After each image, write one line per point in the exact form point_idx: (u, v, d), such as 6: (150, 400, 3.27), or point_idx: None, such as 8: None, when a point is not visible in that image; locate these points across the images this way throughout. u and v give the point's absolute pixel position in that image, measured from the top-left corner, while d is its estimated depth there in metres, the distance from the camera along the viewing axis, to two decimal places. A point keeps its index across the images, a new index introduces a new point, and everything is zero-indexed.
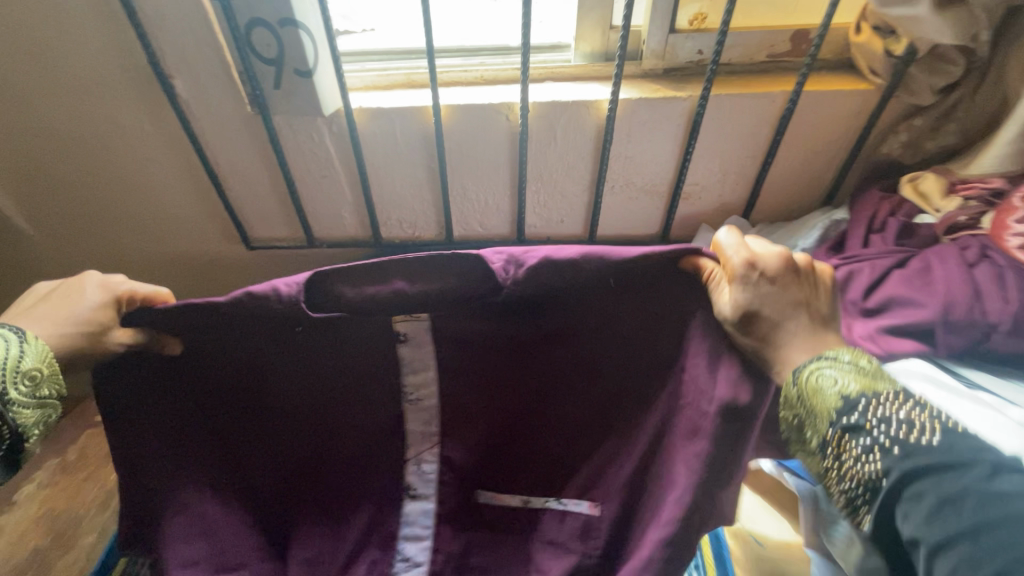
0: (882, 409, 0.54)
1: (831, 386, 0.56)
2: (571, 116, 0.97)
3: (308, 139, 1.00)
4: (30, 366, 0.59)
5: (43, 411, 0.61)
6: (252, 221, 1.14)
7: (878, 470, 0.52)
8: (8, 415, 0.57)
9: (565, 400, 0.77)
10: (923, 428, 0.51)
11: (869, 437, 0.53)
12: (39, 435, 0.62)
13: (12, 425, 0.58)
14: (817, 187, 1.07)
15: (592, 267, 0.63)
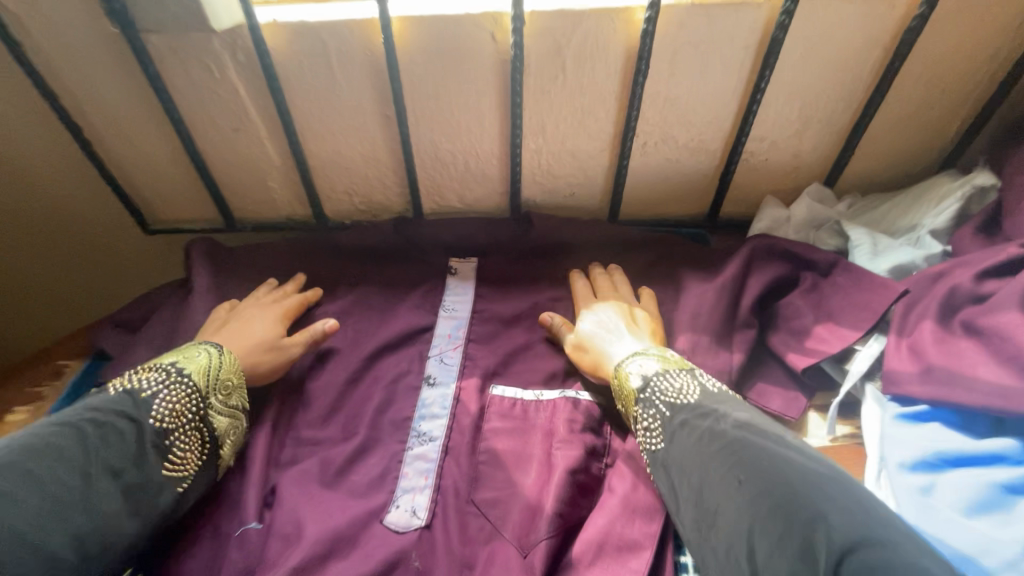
0: (659, 394, 0.55)
1: (632, 374, 0.58)
2: (589, 36, 0.66)
3: (205, 71, 0.69)
4: (227, 374, 0.59)
5: (232, 421, 0.58)
6: (146, 194, 0.83)
7: (654, 449, 0.54)
8: (209, 421, 0.56)
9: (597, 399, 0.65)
10: (682, 392, 0.55)
11: (652, 412, 0.55)
12: (229, 452, 0.58)
13: (207, 430, 0.56)
14: (935, 141, 0.75)
15: (589, 230, 0.80)
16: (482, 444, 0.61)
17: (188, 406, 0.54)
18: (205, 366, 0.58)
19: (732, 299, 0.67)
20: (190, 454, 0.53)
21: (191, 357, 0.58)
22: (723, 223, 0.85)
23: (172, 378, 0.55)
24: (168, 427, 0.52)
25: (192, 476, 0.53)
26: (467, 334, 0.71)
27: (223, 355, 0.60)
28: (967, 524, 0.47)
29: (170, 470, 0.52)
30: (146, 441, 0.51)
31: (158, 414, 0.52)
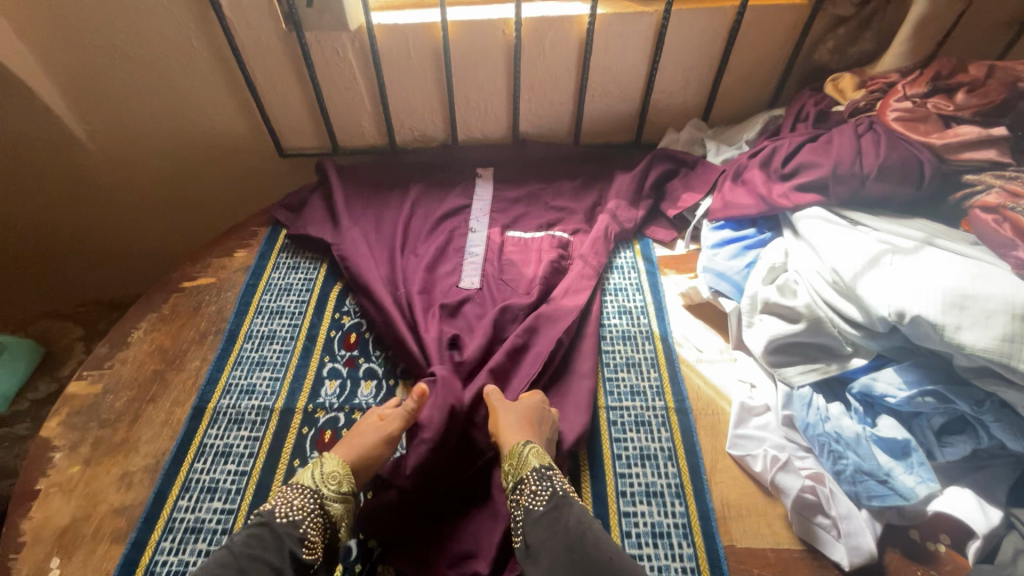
0: (535, 487, 0.76)
1: (533, 460, 0.78)
2: (558, 31, 1.16)
3: (334, 53, 1.18)
4: (333, 470, 0.80)
5: (345, 504, 0.79)
6: (284, 131, 1.32)
7: (656, 418, 0.90)
8: (329, 507, 0.77)
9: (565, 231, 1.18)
10: (656, 422, 0.89)
11: (541, 486, 0.76)
12: (344, 529, 0.78)
13: (327, 516, 0.77)
14: (763, 92, 1.27)
15: (560, 149, 1.33)
16: (504, 256, 1.14)
17: (310, 506, 0.76)
18: (320, 477, 0.79)
19: (639, 181, 1.20)
20: (318, 535, 0.74)
21: (319, 478, 0.79)
22: (644, 145, 1.37)
23: (316, 495, 0.77)
24: (300, 527, 0.73)
25: (320, 557, 0.74)
26: (491, 206, 1.23)
27: (342, 463, 0.81)
28: (730, 263, 0.99)
29: (311, 552, 0.72)
30: (286, 532, 0.72)
31: (326, 494, 0.77)
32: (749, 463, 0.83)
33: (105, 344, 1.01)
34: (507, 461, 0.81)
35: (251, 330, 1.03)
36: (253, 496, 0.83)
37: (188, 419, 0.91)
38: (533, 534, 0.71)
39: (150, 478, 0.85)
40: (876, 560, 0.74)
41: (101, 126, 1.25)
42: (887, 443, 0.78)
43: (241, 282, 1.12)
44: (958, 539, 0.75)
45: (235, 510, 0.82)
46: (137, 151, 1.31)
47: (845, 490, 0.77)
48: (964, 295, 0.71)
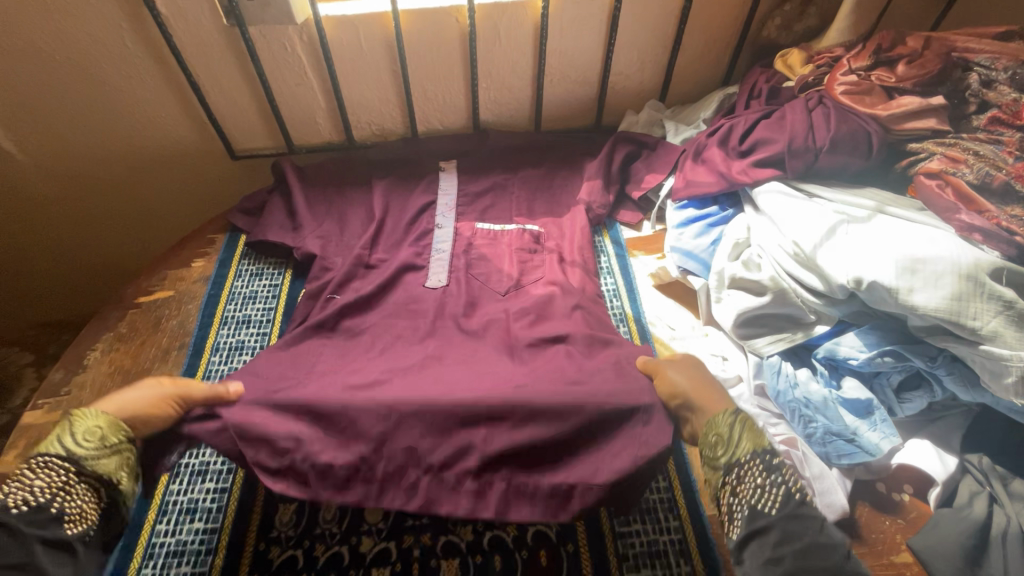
0: (762, 481, 0.70)
1: (732, 432, 0.73)
2: (512, 17, 1.15)
3: (281, 48, 1.13)
4: (85, 430, 0.68)
5: (119, 454, 0.69)
6: (234, 131, 1.26)
7: None
8: (90, 469, 0.66)
9: (533, 221, 1.18)
10: None
11: (772, 481, 0.69)
12: (126, 477, 0.69)
13: (92, 476, 0.66)
14: (717, 70, 1.30)
15: (522, 137, 1.32)
16: (474, 249, 1.14)
17: (59, 480, 0.64)
18: (67, 439, 0.67)
19: (602, 166, 1.20)
20: (84, 505, 0.65)
21: (72, 440, 0.67)
22: (604, 128, 1.38)
23: (68, 462, 0.65)
24: (52, 507, 0.62)
25: (94, 526, 0.65)
26: (456, 200, 1.22)
27: (104, 420, 0.69)
28: (697, 241, 1.01)
29: (75, 526, 0.63)
30: (42, 521, 0.61)
31: (83, 455, 0.66)
32: None
33: (59, 369, 0.96)
34: (711, 432, 0.75)
35: (218, 342, 1.00)
36: (236, 512, 0.82)
37: None
38: (755, 529, 0.67)
39: None
40: (848, 514, 0.79)
41: (26, 135, 1.16)
42: (852, 404, 0.83)
43: (202, 293, 1.07)
44: (920, 488, 0.81)
45: (218, 530, 0.80)
46: (72, 160, 1.22)
47: (816, 452, 0.82)
48: (914, 259, 0.75)
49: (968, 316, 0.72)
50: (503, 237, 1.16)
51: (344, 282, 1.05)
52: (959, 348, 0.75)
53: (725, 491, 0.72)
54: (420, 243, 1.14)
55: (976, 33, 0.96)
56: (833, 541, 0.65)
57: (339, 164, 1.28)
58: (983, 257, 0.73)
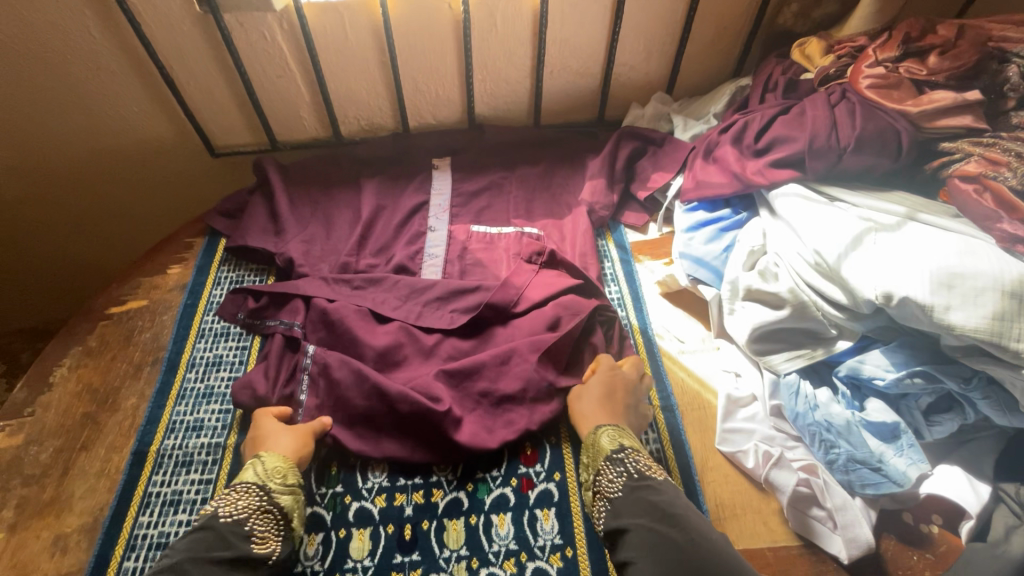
0: (611, 475, 0.75)
1: (605, 443, 0.77)
2: (509, 4, 1.07)
3: (260, 38, 1.05)
4: (272, 465, 0.74)
5: (294, 495, 0.74)
6: (213, 127, 1.18)
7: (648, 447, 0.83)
8: (277, 501, 0.72)
9: (531, 224, 1.11)
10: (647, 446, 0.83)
11: (618, 472, 0.74)
12: (298, 517, 0.74)
13: (278, 508, 0.72)
14: (728, 60, 1.22)
15: (520, 133, 1.24)
16: (469, 255, 1.07)
17: (256, 503, 0.71)
18: (259, 472, 0.74)
19: (605, 164, 1.13)
20: (267, 530, 0.70)
21: (261, 472, 0.74)
22: (608, 122, 1.30)
23: (262, 490, 0.72)
24: (246, 524, 0.69)
25: (276, 549, 0.70)
26: (451, 201, 1.14)
27: (268, 459, 0.75)
28: (708, 247, 0.94)
29: (261, 545, 0.69)
30: (221, 534, 0.68)
31: (272, 487, 0.73)
32: (740, 459, 0.80)
33: (23, 388, 0.89)
34: (598, 437, 0.78)
35: (193, 357, 0.93)
36: None
37: (128, 465, 0.81)
38: (627, 519, 0.69)
39: (88, 539, 0.75)
40: (873, 549, 0.72)
41: None
42: (876, 427, 0.77)
43: (179, 302, 1.00)
44: (951, 519, 0.75)
45: None
46: (45, 161, 1.15)
47: (839, 480, 0.76)
48: (951, 273, 0.69)
49: (1011, 338, 0.65)
50: (500, 242, 1.08)
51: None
52: (1000, 372, 0.68)
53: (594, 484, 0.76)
54: (412, 248, 1.07)
55: (1014, 20, 0.88)
56: (682, 513, 0.68)
57: (326, 162, 1.20)
58: None
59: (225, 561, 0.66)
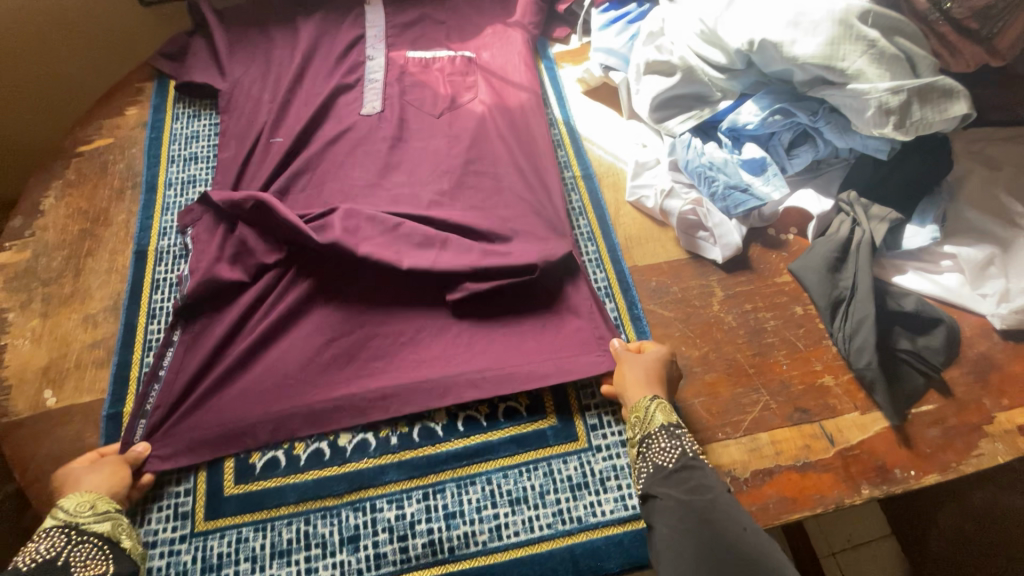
0: (663, 445, 0.72)
1: (658, 415, 0.74)
2: None
3: None
4: (72, 503, 0.68)
5: (113, 521, 0.69)
6: None
7: (574, 199, 1.01)
8: (87, 535, 0.67)
9: (464, 45, 1.20)
10: (573, 202, 1.01)
11: (671, 445, 0.72)
12: (129, 538, 0.70)
13: (92, 540, 0.67)
14: None
15: None
16: (408, 75, 1.15)
17: (62, 540, 0.65)
18: (59, 514, 0.67)
19: None
20: (89, 559, 0.65)
21: (64, 511, 0.67)
22: None
23: (68, 528, 0.66)
24: (60, 560, 0.64)
25: (105, 570, 0.65)
26: (385, 30, 1.21)
27: (66, 500, 0.68)
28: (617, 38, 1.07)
29: (85, 572, 0.64)
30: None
31: (80, 522, 0.67)
32: (644, 204, 0.99)
33: (17, 217, 0.99)
34: (641, 412, 0.75)
35: (169, 178, 1.04)
36: None
37: (133, 261, 0.95)
38: (659, 488, 0.69)
39: (114, 315, 0.90)
40: (742, 251, 0.94)
41: None
42: (749, 164, 0.95)
43: (143, 137, 1.09)
44: (803, 228, 0.97)
45: None
46: None
47: (718, 207, 0.95)
48: (798, 14, 0.84)
49: (838, 58, 0.82)
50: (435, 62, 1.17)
51: (276, 123, 1.07)
52: (835, 94, 0.85)
53: (640, 461, 0.74)
54: (354, 74, 1.15)
55: None
56: (722, 504, 0.65)
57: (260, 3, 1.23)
58: (855, 3, 0.82)
59: None
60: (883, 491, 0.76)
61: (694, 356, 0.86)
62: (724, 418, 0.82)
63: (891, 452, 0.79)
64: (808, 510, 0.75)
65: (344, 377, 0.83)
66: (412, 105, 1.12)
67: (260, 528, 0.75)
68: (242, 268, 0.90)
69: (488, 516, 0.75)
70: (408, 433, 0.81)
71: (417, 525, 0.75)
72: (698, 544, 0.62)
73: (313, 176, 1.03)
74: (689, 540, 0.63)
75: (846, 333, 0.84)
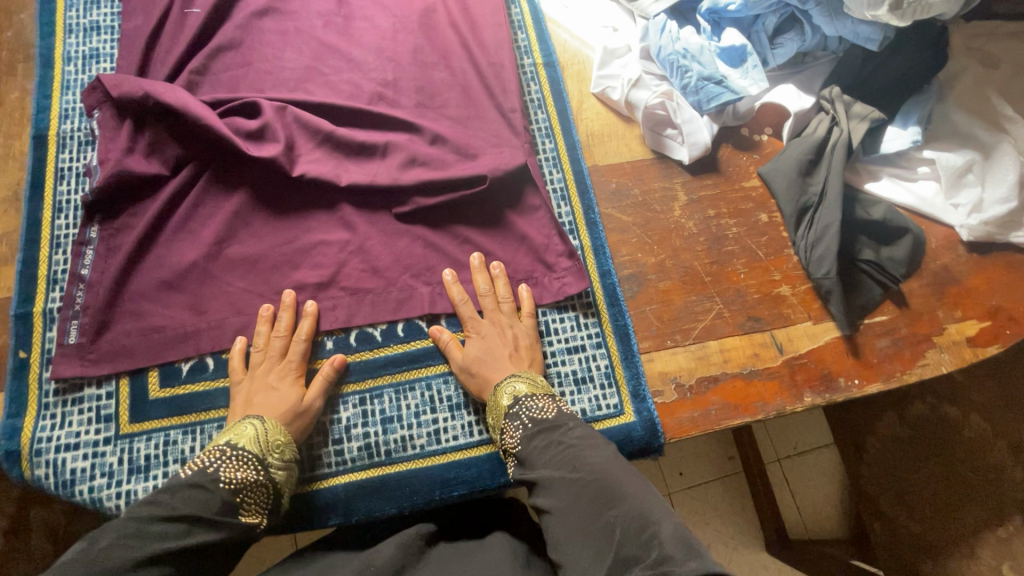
0: (511, 430, 0.67)
1: (504, 399, 0.69)
2: None
3: None
4: (273, 433, 0.66)
5: (287, 471, 0.66)
6: None
7: (532, 91, 0.91)
8: (270, 476, 0.64)
9: None
10: (531, 95, 0.90)
11: (519, 426, 0.67)
12: (287, 497, 0.66)
13: (269, 482, 0.64)
14: None
15: None
16: None
17: (246, 469, 0.62)
18: (259, 437, 0.65)
19: None
20: (254, 503, 0.62)
21: (252, 437, 0.65)
22: None
23: (259, 462, 0.63)
24: (237, 495, 0.60)
25: (261, 519, 0.62)
26: None
27: (268, 422, 0.67)
28: None
29: (249, 515, 0.61)
30: (222, 504, 0.59)
31: (270, 462, 0.64)
32: (609, 96, 0.90)
33: None
34: (501, 394, 0.70)
35: (68, 52, 0.89)
36: None
37: (32, 147, 0.83)
38: (534, 469, 0.63)
39: (15, 208, 0.81)
40: (711, 153, 0.87)
41: None
42: (727, 53, 0.85)
43: (33, 0, 0.92)
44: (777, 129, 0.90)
45: None
46: None
47: (689, 102, 0.85)
48: None
49: None
50: None
51: None
52: None
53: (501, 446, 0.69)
54: None
55: None
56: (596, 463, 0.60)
57: None
58: None
59: (202, 532, 0.57)
60: (825, 398, 0.76)
61: (650, 263, 0.82)
62: (675, 325, 0.79)
63: (838, 360, 0.78)
64: (750, 415, 0.75)
65: (280, 279, 0.78)
66: None
67: (190, 431, 0.72)
68: (161, 160, 0.80)
69: (427, 421, 0.74)
70: (345, 338, 0.77)
71: (353, 429, 0.73)
72: (581, 512, 0.57)
73: (236, 55, 0.89)
74: (577, 522, 0.56)
75: (809, 241, 0.79)
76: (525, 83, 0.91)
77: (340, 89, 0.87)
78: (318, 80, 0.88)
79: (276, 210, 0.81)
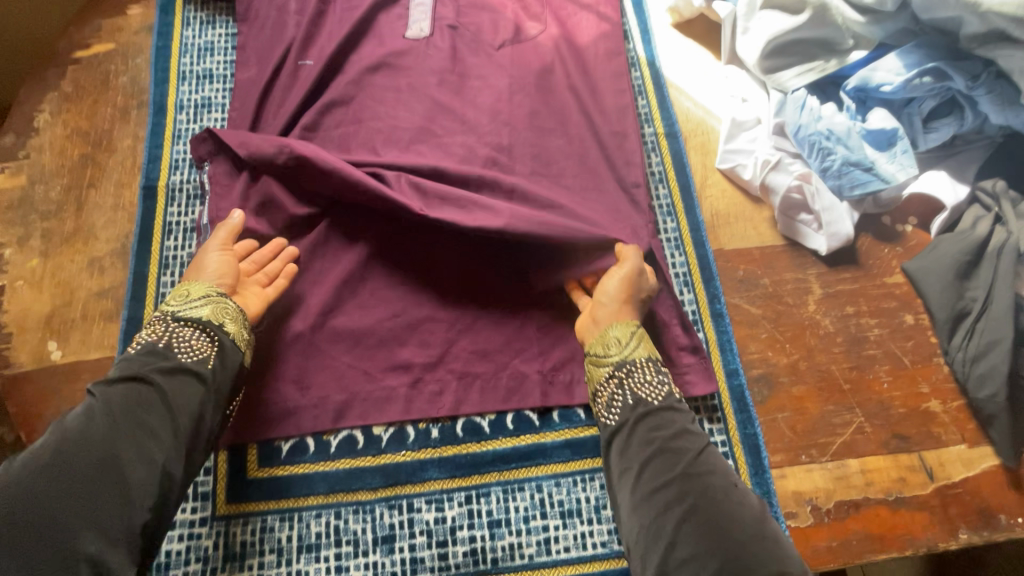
0: (646, 377, 0.66)
1: (641, 348, 0.68)
2: None
3: None
4: (177, 293, 0.68)
5: (214, 304, 0.67)
6: None
7: (653, 162, 0.86)
8: (193, 318, 0.65)
9: None
10: (652, 167, 0.85)
11: (654, 381, 0.66)
12: (231, 322, 0.67)
13: (194, 321, 0.65)
14: None
15: None
16: None
17: (167, 326, 0.65)
18: (172, 303, 0.67)
19: None
20: (194, 342, 0.64)
21: (177, 297, 0.67)
22: None
23: (170, 315, 0.66)
24: (165, 345, 0.63)
25: (208, 355, 0.64)
26: None
27: (189, 284, 0.68)
28: None
29: (189, 355, 0.63)
30: (154, 365, 0.61)
31: (179, 310, 0.66)
32: (739, 174, 0.83)
33: (9, 134, 0.85)
34: (611, 332, 0.69)
35: (180, 100, 0.88)
36: None
37: (141, 199, 0.82)
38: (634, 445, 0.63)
39: (122, 261, 0.80)
40: (850, 244, 0.80)
41: None
42: (874, 136, 0.77)
43: (149, 46, 0.92)
44: (924, 219, 0.82)
45: None
46: None
47: (829, 186, 0.78)
48: None
49: None
50: None
51: (306, 41, 0.89)
52: (1013, 59, 0.69)
53: (609, 382, 0.67)
54: None
55: None
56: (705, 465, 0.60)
57: None
58: None
59: (145, 379, 0.60)
60: (983, 537, 0.67)
61: (782, 363, 0.75)
62: (811, 438, 0.71)
63: (997, 493, 0.69)
64: (896, 551, 0.67)
65: (384, 357, 0.74)
66: (467, 29, 0.91)
67: (287, 518, 0.68)
68: (269, 221, 0.77)
69: (536, 528, 0.68)
70: (451, 427, 0.72)
71: (459, 531, 0.68)
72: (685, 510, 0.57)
73: (348, 111, 0.86)
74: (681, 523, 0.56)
75: (967, 355, 0.71)
76: (647, 152, 0.86)
77: (452, 152, 0.83)
78: (430, 142, 0.84)
79: (383, 281, 0.77)
